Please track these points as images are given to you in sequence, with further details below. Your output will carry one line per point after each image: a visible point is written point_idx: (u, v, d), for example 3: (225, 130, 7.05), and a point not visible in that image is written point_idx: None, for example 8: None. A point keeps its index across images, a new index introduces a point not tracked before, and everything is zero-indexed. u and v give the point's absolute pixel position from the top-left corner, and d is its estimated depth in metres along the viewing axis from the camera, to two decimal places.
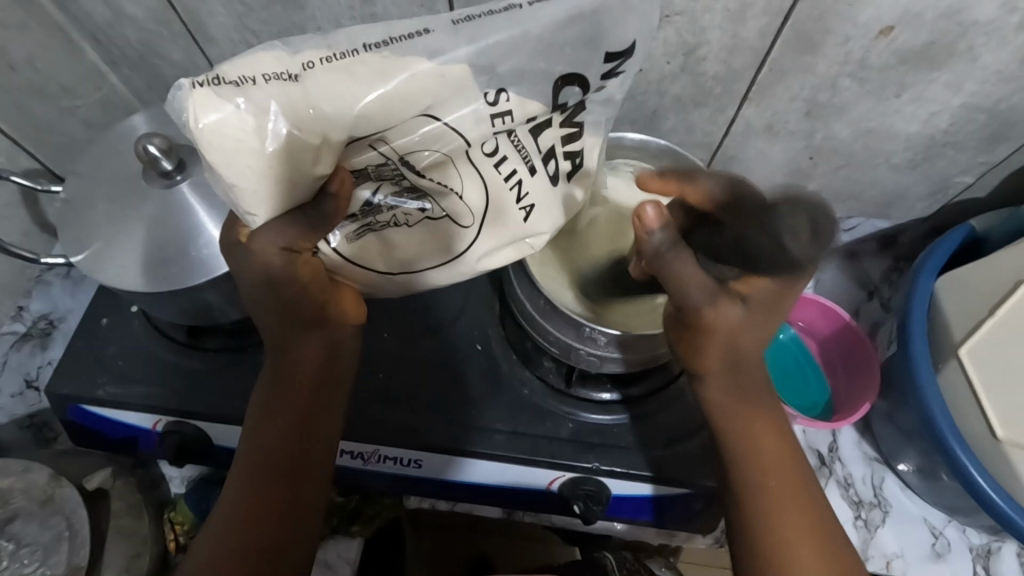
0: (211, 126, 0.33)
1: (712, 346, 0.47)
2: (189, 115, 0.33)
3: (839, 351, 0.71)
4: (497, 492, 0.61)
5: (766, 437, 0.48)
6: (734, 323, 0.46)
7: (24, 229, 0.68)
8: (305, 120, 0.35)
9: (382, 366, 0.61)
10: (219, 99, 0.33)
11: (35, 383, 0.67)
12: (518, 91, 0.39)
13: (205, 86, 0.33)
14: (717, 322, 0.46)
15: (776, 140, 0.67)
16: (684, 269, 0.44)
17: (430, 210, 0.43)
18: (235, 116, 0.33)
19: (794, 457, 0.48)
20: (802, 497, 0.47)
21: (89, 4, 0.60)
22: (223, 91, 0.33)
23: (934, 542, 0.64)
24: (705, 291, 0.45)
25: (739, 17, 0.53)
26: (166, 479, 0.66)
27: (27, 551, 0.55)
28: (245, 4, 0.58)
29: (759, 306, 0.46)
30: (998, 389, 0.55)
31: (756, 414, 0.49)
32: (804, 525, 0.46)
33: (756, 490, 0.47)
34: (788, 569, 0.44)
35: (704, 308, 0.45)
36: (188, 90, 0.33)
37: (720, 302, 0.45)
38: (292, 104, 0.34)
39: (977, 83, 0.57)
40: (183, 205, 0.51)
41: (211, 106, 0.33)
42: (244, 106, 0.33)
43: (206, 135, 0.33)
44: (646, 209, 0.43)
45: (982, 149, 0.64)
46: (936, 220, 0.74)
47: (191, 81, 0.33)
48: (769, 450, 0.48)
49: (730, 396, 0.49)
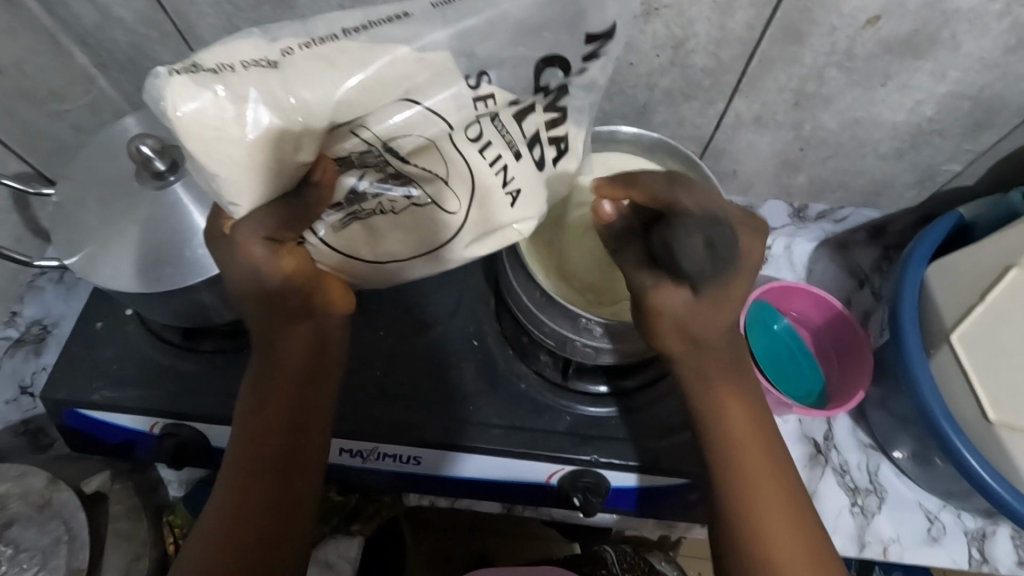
0: (188, 114, 0.32)
1: (667, 331, 0.48)
2: (166, 104, 0.32)
3: (834, 339, 0.71)
4: (494, 487, 0.61)
5: (739, 419, 0.49)
6: (689, 311, 0.47)
7: (16, 234, 0.67)
8: (285, 108, 0.35)
9: (378, 363, 0.61)
10: (197, 87, 0.33)
11: (30, 390, 0.66)
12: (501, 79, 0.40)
13: (181, 74, 0.32)
14: (663, 308, 0.47)
15: (765, 132, 0.67)
16: (630, 260, 0.48)
17: (415, 197, 0.43)
18: (214, 104, 0.33)
19: (769, 443, 0.49)
20: (778, 480, 0.48)
21: (77, 7, 0.59)
22: (201, 79, 0.33)
23: (930, 526, 0.65)
24: (654, 281, 0.47)
25: (726, 9, 0.54)
26: (163, 483, 0.66)
27: (26, 556, 0.54)
28: (234, 4, 0.58)
29: (715, 295, 0.46)
30: (988, 372, 0.56)
31: (725, 395, 0.50)
32: (781, 503, 0.47)
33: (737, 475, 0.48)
34: (767, 545, 0.45)
35: (648, 291, 0.47)
36: (165, 78, 0.32)
37: (663, 287, 0.47)
38: (271, 92, 0.34)
39: (961, 71, 0.58)
40: (175, 206, 0.51)
41: (191, 94, 0.32)
42: (223, 93, 0.33)
43: (183, 124, 0.33)
44: (604, 206, 0.49)
45: (968, 137, 0.65)
46: (924, 209, 0.75)
47: (167, 69, 0.32)
48: (742, 430, 0.49)
49: (699, 377, 0.50)
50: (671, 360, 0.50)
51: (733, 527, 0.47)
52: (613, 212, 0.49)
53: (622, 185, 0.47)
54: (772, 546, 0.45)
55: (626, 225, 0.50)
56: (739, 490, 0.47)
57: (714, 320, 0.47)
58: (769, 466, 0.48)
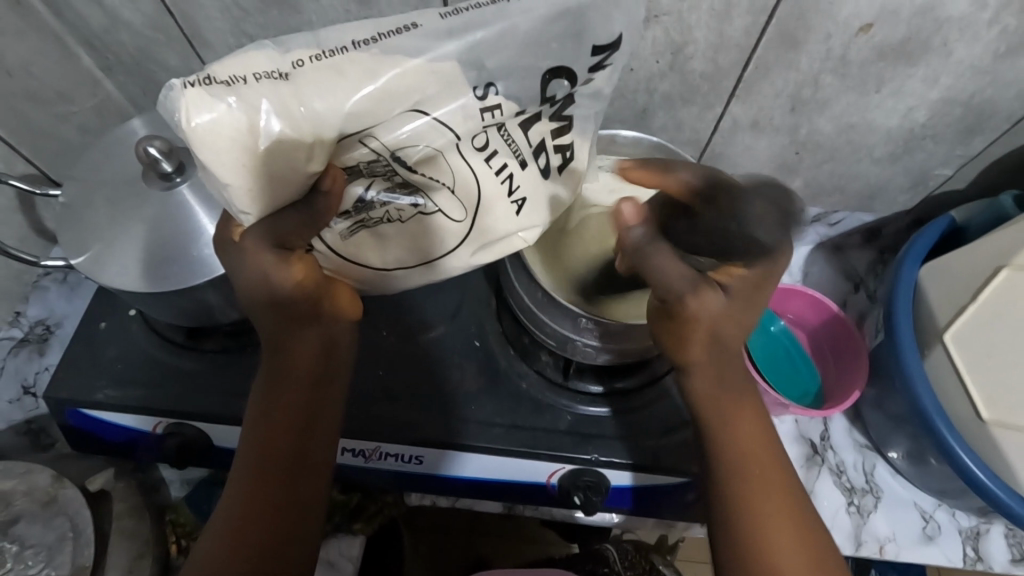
0: (203, 126, 0.33)
1: (696, 333, 0.48)
2: (181, 115, 0.33)
3: (828, 340, 0.73)
4: (496, 486, 0.61)
5: (743, 418, 0.51)
6: (718, 312, 0.48)
7: (21, 233, 0.68)
8: (295, 117, 0.36)
9: (382, 363, 0.62)
10: (211, 98, 0.33)
11: (33, 389, 0.67)
12: (505, 86, 0.41)
13: (196, 86, 0.33)
14: (701, 311, 0.47)
15: (762, 136, 0.68)
16: (667, 261, 0.46)
17: (422, 205, 0.44)
18: (228, 115, 0.34)
19: (771, 443, 0.50)
20: (779, 481, 0.49)
21: (86, 12, 0.60)
22: (215, 90, 0.33)
23: (924, 525, 0.66)
24: (690, 283, 0.46)
25: (724, 16, 0.55)
26: (164, 482, 0.67)
27: (32, 552, 0.55)
28: (241, 9, 0.59)
29: (739, 294, 0.48)
30: (982, 371, 0.57)
31: (732, 396, 0.51)
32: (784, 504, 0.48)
33: (735, 476, 0.49)
34: (766, 553, 0.46)
35: (690, 297, 0.46)
36: (179, 90, 0.33)
37: (703, 292, 0.47)
38: (282, 103, 0.35)
39: (952, 77, 0.59)
40: (182, 206, 0.52)
41: (205, 106, 0.33)
42: (236, 105, 0.34)
43: (198, 135, 0.33)
44: (625, 208, 0.47)
45: (960, 142, 0.66)
46: (916, 213, 0.77)
47: (183, 81, 0.33)
48: (745, 430, 0.50)
49: (710, 379, 0.51)
50: (686, 362, 0.51)
51: (731, 520, 0.48)
52: (635, 216, 0.47)
53: (656, 174, 0.50)
54: (769, 543, 0.46)
55: (649, 231, 0.47)
56: (739, 485, 0.48)
57: (738, 321, 0.49)
58: (767, 463, 0.49)
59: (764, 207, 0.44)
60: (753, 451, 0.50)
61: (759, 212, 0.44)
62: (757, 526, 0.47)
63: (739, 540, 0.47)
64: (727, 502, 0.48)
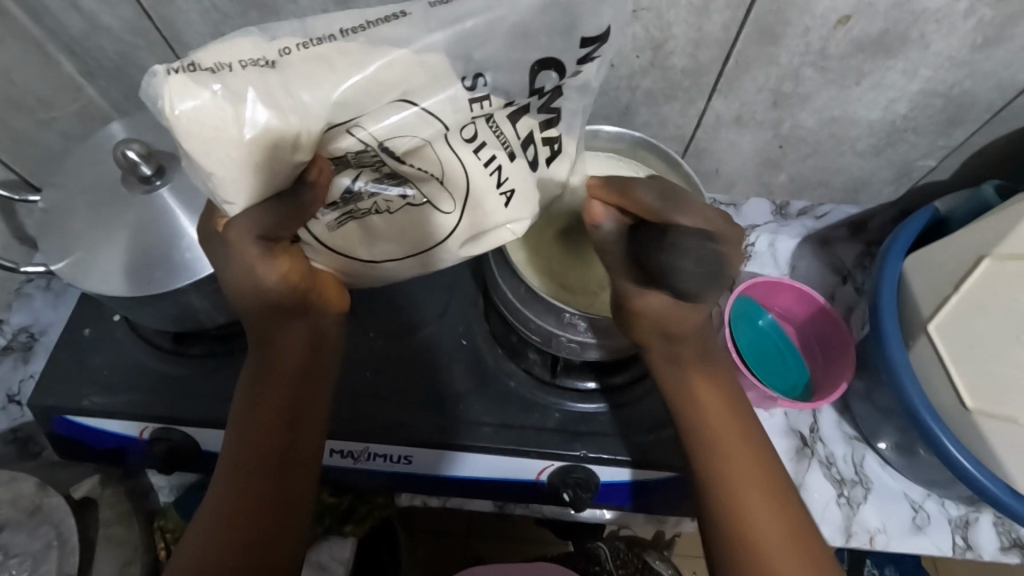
0: (186, 113, 0.33)
1: (648, 327, 0.51)
2: (164, 102, 0.33)
3: (816, 334, 0.73)
4: (488, 486, 0.60)
5: (716, 401, 0.52)
6: (665, 310, 0.49)
7: (3, 241, 0.67)
8: (279, 106, 0.35)
9: (370, 363, 0.62)
10: (196, 86, 0.33)
11: (18, 398, 0.66)
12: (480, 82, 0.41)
13: (180, 73, 0.33)
14: (642, 309, 0.49)
15: (745, 131, 0.69)
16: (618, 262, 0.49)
17: (411, 196, 0.44)
18: (212, 102, 0.33)
19: (748, 426, 0.51)
20: (762, 465, 0.49)
21: (64, 17, 0.60)
22: (200, 78, 0.33)
23: (914, 515, 0.66)
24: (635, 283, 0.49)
25: (703, 11, 0.55)
26: (154, 489, 0.69)
27: (16, 561, 0.54)
28: (221, 11, 0.59)
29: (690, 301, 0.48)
30: (964, 360, 0.57)
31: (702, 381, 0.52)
32: (767, 488, 0.48)
33: (720, 462, 0.49)
34: (752, 536, 0.46)
35: (634, 294, 0.49)
36: (162, 77, 0.33)
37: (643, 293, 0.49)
38: (268, 90, 0.35)
39: (931, 69, 0.59)
40: (164, 210, 0.52)
41: (189, 92, 0.33)
42: (221, 92, 0.34)
43: (182, 123, 0.33)
44: (596, 208, 0.49)
45: (941, 133, 0.67)
46: (901, 204, 0.77)
47: (166, 68, 0.33)
48: (718, 412, 0.51)
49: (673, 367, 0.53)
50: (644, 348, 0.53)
51: (719, 507, 0.48)
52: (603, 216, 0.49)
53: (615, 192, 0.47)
54: (758, 528, 0.46)
55: (615, 229, 0.48)
56: (722, 472, 0.49)
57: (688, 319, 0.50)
58: (749, 447, 0.50)
59: (693, 263, 0.44)
60: (736, 434, 0.50)
61: (685, 259, 0.44)
62: (744, 513, 0.47)
63: (724, 526, 0.47)
64: (714, 490, 0.48)
